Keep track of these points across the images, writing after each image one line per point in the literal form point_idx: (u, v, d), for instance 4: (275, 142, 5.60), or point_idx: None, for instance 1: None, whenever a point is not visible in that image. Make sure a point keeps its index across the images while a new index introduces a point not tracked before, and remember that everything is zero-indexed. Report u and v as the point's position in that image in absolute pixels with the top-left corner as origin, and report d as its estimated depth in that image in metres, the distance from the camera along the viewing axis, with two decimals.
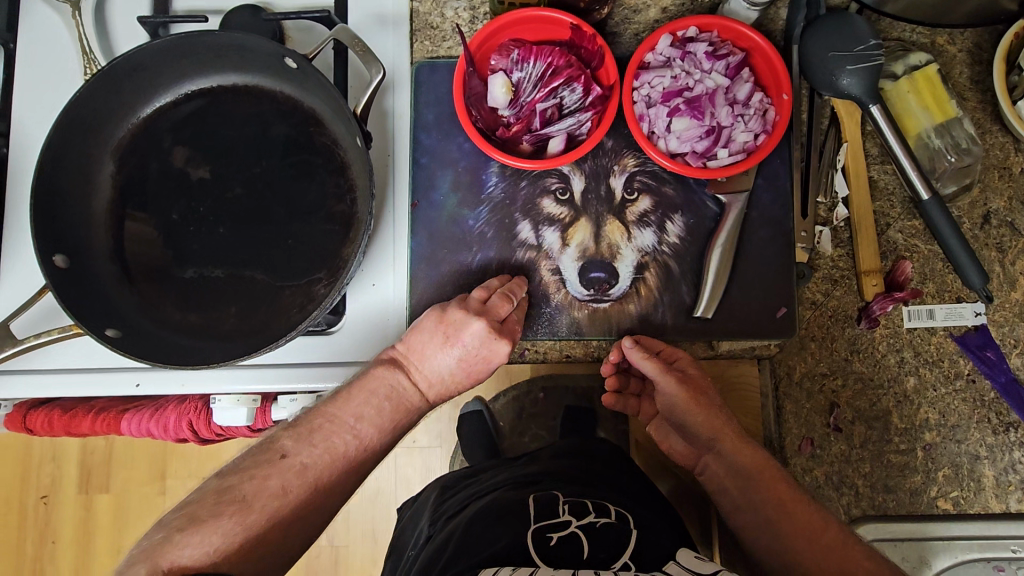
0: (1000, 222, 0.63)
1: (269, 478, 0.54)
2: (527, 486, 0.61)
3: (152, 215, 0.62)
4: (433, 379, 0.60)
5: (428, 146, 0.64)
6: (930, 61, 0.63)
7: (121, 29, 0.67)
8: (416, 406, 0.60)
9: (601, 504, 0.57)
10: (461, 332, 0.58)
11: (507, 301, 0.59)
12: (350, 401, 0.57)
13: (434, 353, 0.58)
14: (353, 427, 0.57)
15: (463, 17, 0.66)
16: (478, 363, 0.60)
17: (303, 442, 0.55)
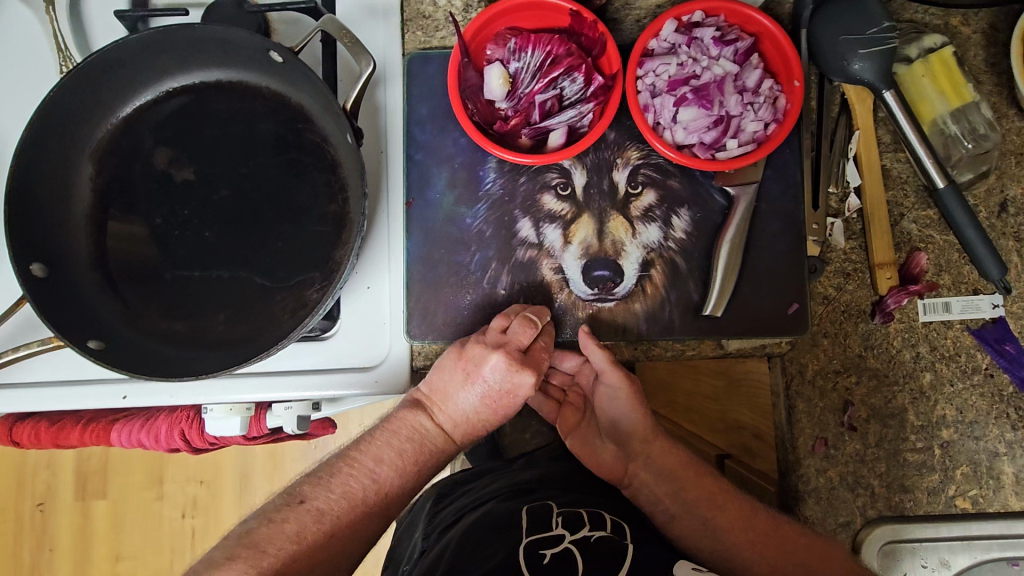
0: (1018, 210, 0.61)
1: (287, 522, 0.52)
2: (522, 495, 0.59)
3: (134, 219, 0.59)
4: (459, 416, 0.58)
5: (423, 142, 0.61)
6: (945, 43, 0.60)
7: (98, 24, 0.63)
8: (439, 446, 0.59)
9: (596, 513, 0.56)
10: (482, 367, 0.56)
11: (529, 327, 0.56)
12: (379, 446, 0.57)
13: (457, 391, 0.57)
14: (373, 470, 0.56)
15: (457, 4, 0.62)
16: (503, 397, 0.58)
17: (320, 487, 0.54)
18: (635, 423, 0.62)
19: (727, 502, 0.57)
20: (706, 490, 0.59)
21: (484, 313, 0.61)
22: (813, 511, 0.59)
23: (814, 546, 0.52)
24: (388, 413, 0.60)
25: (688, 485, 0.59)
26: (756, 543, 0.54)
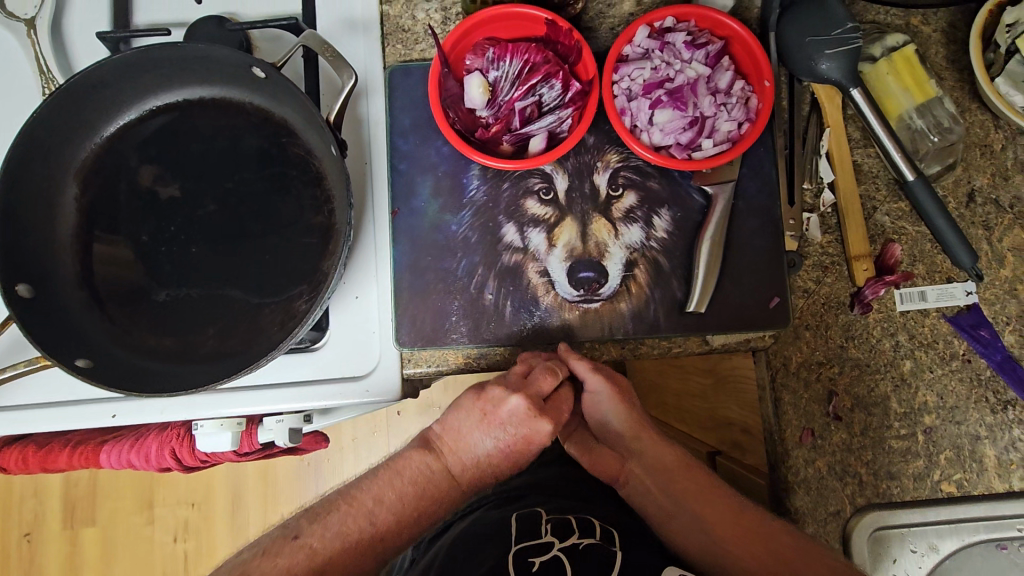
0: (984, 200, 0.63)
1: (279, 556, 0.52)
2: (510, 502, 0.64)
3: (120, 237, 0.59)
4: (470, 460, 0.58)
5: (406, 152, 0.62)
6: (906, 42, 0.62)
7: (81, 46, 0.64)
8: (445, 493, 0.57)
9: (586, 519, 0.58)
10: (502, 413, 0.57)
11: (551, 376, 0.57)
12: (388, 487, 0.56)
13: (473, 434, 0.58)
14: (372, 512, 0.55)
15: (436, 18, 0.64)
16: (519, 445, 0.58)
17: (316, 524, 0.54)
18: (625, 425, 0.61)
19: (716, 501, 0.56)
20: (692, 482, 0.58)
21: (471, 318, 0.61)
22: (804, 501, 0.60)
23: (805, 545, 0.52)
24: (399, 454, 0.60)
25: (684, 489, 0.58)
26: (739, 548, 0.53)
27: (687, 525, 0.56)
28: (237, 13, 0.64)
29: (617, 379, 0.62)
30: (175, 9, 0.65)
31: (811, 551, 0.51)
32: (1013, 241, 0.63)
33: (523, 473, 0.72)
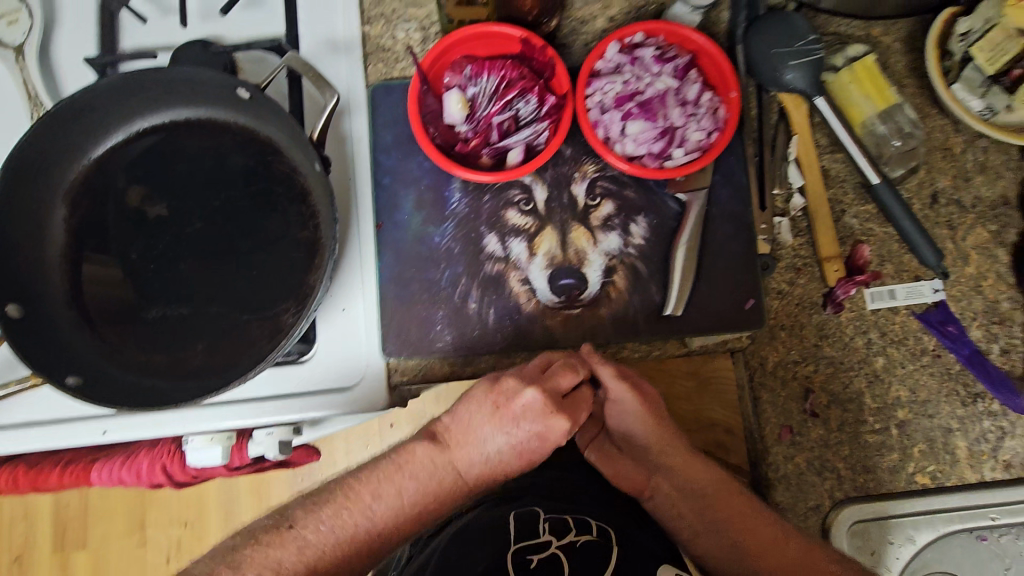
0: (947, 201, 0.66)
1: (272, 548, 0.54)
2: (507, 501, 0.62)
3: (109, 257, 0.61)
4: (476, 455, 0.57)
5: (389, 166, 0.64)
6: (866, 52, 0.65)
7: (67, 71, 0.66)
8: (453, 491, 0.58)
9: (581, 519, 0.58)
10: (518, 411, 0.55)
11: (569, 372, 0.57)
12: (391, 484, 0.57)
13: (482, 428, 0.57)
14: (370, 507, 0.56)
15: (415, 38, 0.67)
16: (530, 441, 0.56)
17: (310, 515, 0.56)
18: (651, 439, 0.62)
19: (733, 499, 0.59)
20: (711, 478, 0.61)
21: (456, 327, 0.62)
22: (783, 497, 0.63)
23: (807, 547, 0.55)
24: (405, 444, 0.59)
25: (704, 492, 0.60)
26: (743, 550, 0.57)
27: (704, 525, 0.59)
28: (222, 36, 0.66)
29: (644, 389, 0.62)
30: (161, 33, 0.66)
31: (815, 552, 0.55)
32: (976, 239, 0.65)
33: None
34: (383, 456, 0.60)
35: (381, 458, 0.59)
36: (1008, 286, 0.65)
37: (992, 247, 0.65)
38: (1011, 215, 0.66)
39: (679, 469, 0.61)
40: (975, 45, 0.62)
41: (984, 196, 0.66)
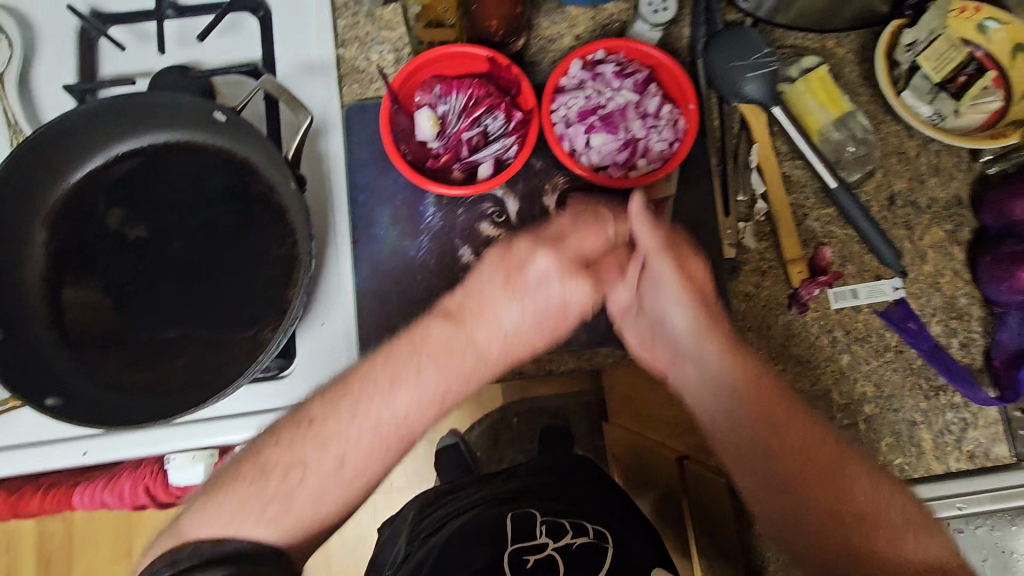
0: (904, 203, 0.69)
1: (295, 446, 0.51)
2: (507, 502, 0.64)
3: (89, 279, 0.62)
4: (495, 333, 0.55)
5: (365, 184, 0.67)
6: (819, 63, 0.68)
7: (47, 98, 0.67)
8: (476, 371, 0.54)
9: (578, 521, 0.60)
10: (532, 279, 0.55)
11: (592, 228, 0.57)
12: (415, 378, 0.53)
13: (496, 302, 0.55)
14: (389, 390, 0.52)
15: (389, 58, 0.69)
16: (546, 305, 0.55)
17: (332, 408, 0.52)
18: (687, 323, 0.56)
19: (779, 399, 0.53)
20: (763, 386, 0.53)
21: None
22: None
23: (862, 469, 0.51)
24: (417, 325, 0.55)
25: (732, 381, 0.54)
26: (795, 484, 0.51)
27: (735, 448, 0.54)
28: (200, 61, 0.68)
29: (693, 269, 0.57)
30: (139, 60, 0.68)
31: (848, 469, 0.51)
32: (932, 239, 0.68)
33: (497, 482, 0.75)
34: (396, 343, 0.54)
35: (392, 346, 0.54)
36: (965, 282, 0.67)
37: (948, 245, 0.68)
38: (965, 214, 0.69)
39: (724, 346, 0.55)
40: (922, 55, 0.67)
41: (938, 197, 0.69)
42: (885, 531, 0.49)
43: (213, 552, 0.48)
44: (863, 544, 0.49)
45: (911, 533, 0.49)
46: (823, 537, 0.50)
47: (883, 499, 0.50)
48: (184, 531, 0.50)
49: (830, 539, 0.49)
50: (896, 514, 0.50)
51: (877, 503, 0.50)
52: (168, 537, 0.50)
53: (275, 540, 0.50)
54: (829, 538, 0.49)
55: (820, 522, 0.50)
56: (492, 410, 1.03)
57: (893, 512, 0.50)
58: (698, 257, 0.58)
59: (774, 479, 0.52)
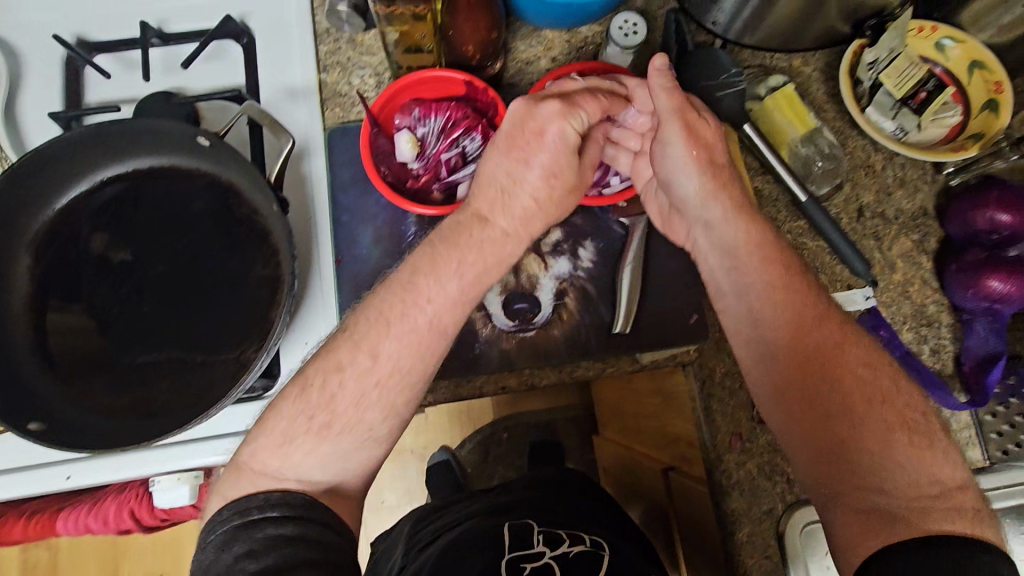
0: (872, 214, 0.71)
1: (336, 352, 0.51)
2: (503, 513, 0.65)
3: (73, 302, 0.62)
4: (510, 206, 0.54)
5: (347, 205, 0.68)
6: (786, 82, 0.71)
7: (33, 126, 0.68)
8: (499, 242, 0.54)
9: (576, 532, 0.61)
10: (542, 133, 0.53)
11: (596, 104, 0.55)
12: (434, 268, 0.52)
13: (497, 165, 0.54)
14: (428, 289, 0.52)
15: (369, 82, 0.71)
16: (556, 157, 0.54)
17: (364, 312, 0.52)
18: (698, 183, 0.57)
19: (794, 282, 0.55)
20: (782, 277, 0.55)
21: None
22: (738, 503, 0.64)
23: (874, 354, 0.52)
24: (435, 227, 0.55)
25: (741, 241, 0.56)
26: (807, 388, 0.51)
27: (741, 336, 0.56)
28: (184, 87, 0.70)
29: (694, 122, 0.57)
30: (124, 87, 0.69)
31: (846, 350, 0.51)
32: (900, 249, 0.70)
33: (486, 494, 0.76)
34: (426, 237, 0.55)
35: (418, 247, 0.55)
36: (933, 290, 0.70)
37: (916, 255, 0.70)
38: (931, 225, 0.71)
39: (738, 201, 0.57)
40: (883, 73, 0.69)
41: (905, 209, 0.71)
42: (898, 401, 0.50)
43: (284, 495, 0.48)
44: (875, 446, 0.49)
45: (933, 433, 0.49)
46: (834, 434, 0.50)
47: (899, 391, 0.50)
48: (244, 463, 0.51)
49: (843, 438, 0.49)
50: (916, 411, 0.50)
51: (893, 397, 0.50)
52: (229, 483, 0.50)
53: (337, 481, 0.51)
54: (839, 436, 0.50)
55: (848, 404, 0.50)
56: (482, 425, 1.05)
57: (906, 402, 0.50)
58: (709, 113, 0.58)
59: (789, 389, 0.52)
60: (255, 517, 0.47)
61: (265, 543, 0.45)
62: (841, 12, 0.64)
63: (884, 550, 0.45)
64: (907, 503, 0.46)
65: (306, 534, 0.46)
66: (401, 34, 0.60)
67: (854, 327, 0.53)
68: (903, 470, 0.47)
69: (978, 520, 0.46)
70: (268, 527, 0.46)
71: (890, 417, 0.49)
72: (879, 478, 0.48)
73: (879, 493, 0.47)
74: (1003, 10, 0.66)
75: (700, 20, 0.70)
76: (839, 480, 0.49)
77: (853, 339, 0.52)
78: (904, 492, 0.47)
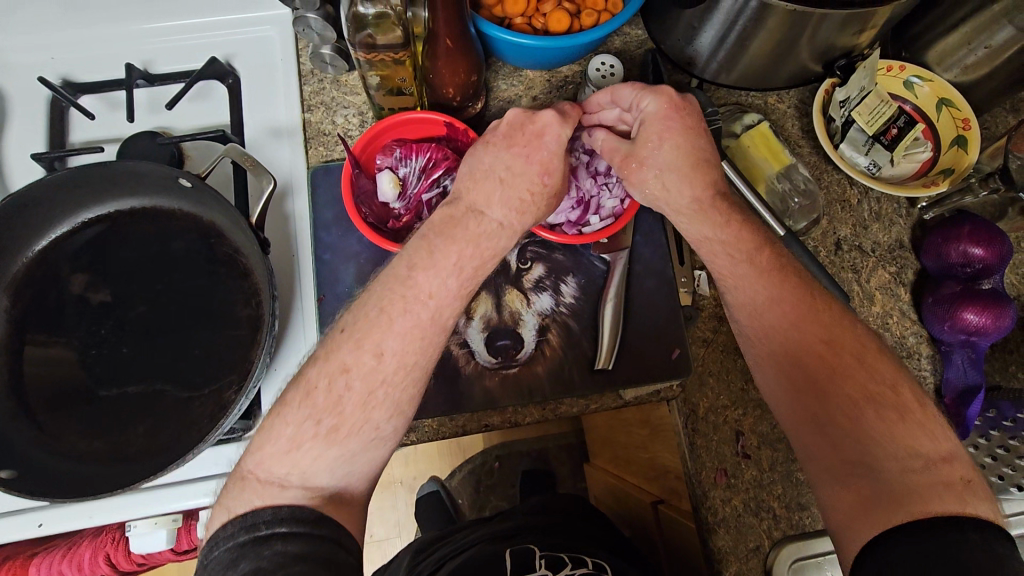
0: (849, 247, 0.72)
1: (334, 355, 0.48)
2: (503, 540, 0.64)
3: (51, 343, 0.61)
4: (509, 199, 0.54)
5: (329, 243, 0.69)
6: (761, 120, 0.73)
7: (15, 167, 0.68)
8: (494, 236, 0.53)
9: (577, 555, 0.60)
10: (541, 135, 0.55)
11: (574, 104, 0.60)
12: (433, 263, 0.51)
13: (495, 160, 0.54)
14: (410, 278, 0.50)
15: (353, 122, 0.73)
16: (553, 159, 0.55)
17: (362, 314, 0.49)
18: (683, 181, 0.56)
19: (762, 263, 0.54)
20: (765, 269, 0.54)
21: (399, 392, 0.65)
22: (724, 541, 0.63)
23: (842, 328, 0.51)
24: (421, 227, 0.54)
25: (723, 232, 0.55)
26: (796, 374, 0.51)
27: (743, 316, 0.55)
28: (169, 127, 0.70)
29: (649, 126, 0.57)
30: (108, 127, 0.70)
31: (804, 330, 0.51)
32: (879, 280, 0.71)
33: (480, 525, 0.74)
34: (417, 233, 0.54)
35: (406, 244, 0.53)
36: (912, 322, 0.71)
37: (893, 286, 0.71)
38: (908, 257, 0.72)
39: (671, 206, 0.58)
40: (854, 110, 0.70)
41: (882, 241, 0.72)
42: (866, 380, 0.49)
43: (292, 509, 0.44)
44: (847, 420, 0.48)
45: (907, 416, 0.47)
46: (816, 412, 0.49)
47: (866, 371, 0.49)
48: (248, 471, 0.46)
49: (823, 416, 0.49)
50: (885, 387, 0.49)
51: (860, 377, 0.49)
52: (232, 495, 0.45)
53: (342, 486, 0.47)
54: (820, 415, 0.49)
55: (847, 395, 0.49)
56: (473, 454, 1.03)
57: (873, 381, 0.49)
58: (664, 112, 0.57)
59: (786, 378, 0.52)
60: (261, 533, 0.42)
61: (273, 561, 0.40)
62: (811, 54, 0.66)
63: (882, 537, 0.42)
64: (895, 480, 0.44)
65: (312, 553, 0.42)
66: (382, 77, 0.62)
67: (843, 320, 0.52)
68: (880, 445, 0.46)
69: (968, 493, 0.43)
70: (275, 544, 0.42)
71: (855, 391, 0.49)
72: (863, 453, 0.47)
73: (863, 470, 0.46)
74: (965, 51, 0.68)
75: (676, 60, 0.72)
76: (823, 455, 0.48)
77: (822, 317, 0.52)
78: (887, 466, 0.45)
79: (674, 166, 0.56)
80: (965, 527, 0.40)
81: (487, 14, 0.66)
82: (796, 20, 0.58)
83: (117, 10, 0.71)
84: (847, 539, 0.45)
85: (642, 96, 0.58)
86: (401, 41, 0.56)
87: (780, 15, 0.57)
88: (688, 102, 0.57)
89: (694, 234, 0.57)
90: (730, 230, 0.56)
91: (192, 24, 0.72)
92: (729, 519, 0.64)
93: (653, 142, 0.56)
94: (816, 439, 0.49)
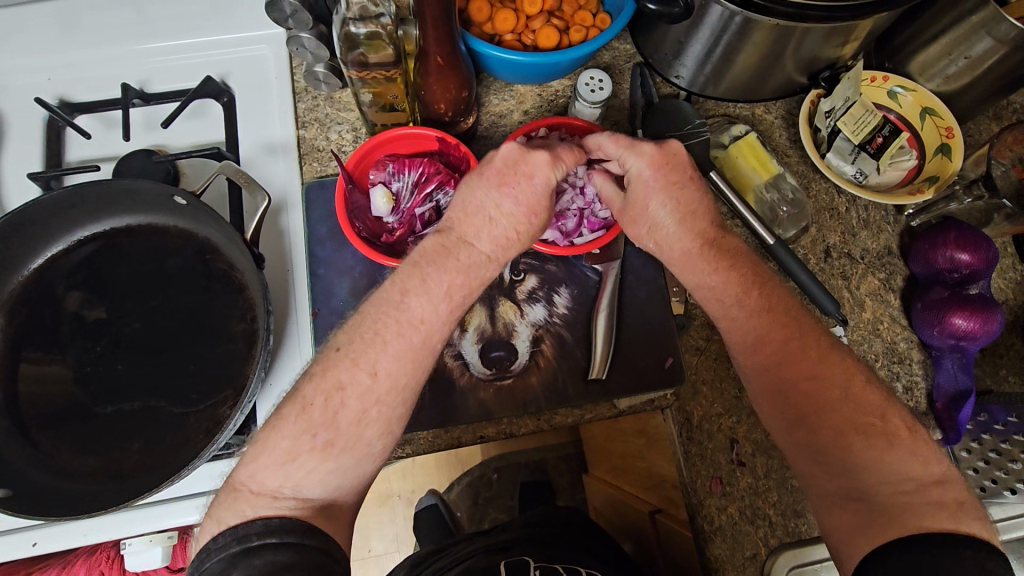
0: (839, 254, 0.73)
1: (329, 371, 0.49)
2: (499, 552, 0.64)
3: (48, 361, 0.62)
4: (496, 236, 0.54)
5: (324, 257, 0.69)
6: (748, 131, 0.74)
7: (13, 187, 0.69)
8: (484, 267, 0.54)
9: (573, 567, 0.60)
10: (532, 176, 0.54)
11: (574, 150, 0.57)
12: (426, 287, 0.51)
13: (485, 198, 0.53)
14: (403, 301, 0.51)
15: (347, 137, 0.74)
16: (542, 202, 0.54)
17: (356, 329, 0.50)
18: (683, 235, 0.56)
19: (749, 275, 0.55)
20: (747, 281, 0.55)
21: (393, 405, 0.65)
22: (721, 549, 0.64)
23: (829, 354, 0.52)
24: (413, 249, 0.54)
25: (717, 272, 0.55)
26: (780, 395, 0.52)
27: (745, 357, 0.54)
28: (166, 145, 0.71)
29: (637, 187, 0.56)
30: (105, 145, 0.71)
31: (794, 349, 0.52)
32: (868, 287, 0.72)
33: (479, 538, 0.73)
34: (409, 256, 0.54)
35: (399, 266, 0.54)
36: (903, 328, 0.71)
37: (883, 293, 0.72)
38: (897, 263, 0.73)
39: (661, 250, 0.58)
40: (840, 120, 0.71)
41: (871, 248, 0.73)
42: (856, 408, 0.49)
43: (281, 521, 0.44)
44: (840, 451, 0.48)
45: (886, 430, 0.48)
46: (808, 441, 0.50)
47: (851, 400, 0.50)
48: (241, 484, 0.46)
49: (817, 447, 0.49)
50: (873, 416, 0.49)
51: (847, 405, 0.49)
52: (222, 507, 0.46)
53: (333, 497, 0.48)
54: (815, 444, 0.49)
55: (826, 411, 0.49)
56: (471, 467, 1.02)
57: (858, 410, 0.49)
58: (652, 175, 0.55)
59: (783, 400, 0.51)
60: (253, 544, 0.42)
61: (261, 571, 0.40)
62: (796, 67, 0.67)
63: (877, 551, 0.43)
64: (888, 502, 0.45)
65: (303, 560, 0.42)
66: (374, 95, 0.63)
67: (825, 337, 0.53)
68: (872, 474, 0.47)
69: (960, 513, 0.44)
70: (268, 554, 0.42)
71: (845, 403, 0.49)
72: (856, 478, 0.47)
73: (858, 496, 0.47)
74: (947, 61, 0.69)
75: (665, 73, 0.74)
76: (823, 487, 0.49)
77: (808, 344, 0.52)
78: (881, 492, 0.46)
79: (671, 222, 0.56)
80: (959, 545, 0.41)
81: (478, 32, 0.68)
82: (781, 34, 0.59)
83: (114, 31, 0.72)
84: (845, 556, 0.45)
85: (626, 157, 0.55)
86: (392, 59, 0.57)
87: (765, 29, 0.59)
88: (675, 151, 0.55)
89: (685, 275, 0.57)
90: (716, 268, 0.55)
91: (188, 44, 0.73)
92: (728, 529, 0.64)
93: (651, 202, 0.56)
94: (812, 468, 0.49)
